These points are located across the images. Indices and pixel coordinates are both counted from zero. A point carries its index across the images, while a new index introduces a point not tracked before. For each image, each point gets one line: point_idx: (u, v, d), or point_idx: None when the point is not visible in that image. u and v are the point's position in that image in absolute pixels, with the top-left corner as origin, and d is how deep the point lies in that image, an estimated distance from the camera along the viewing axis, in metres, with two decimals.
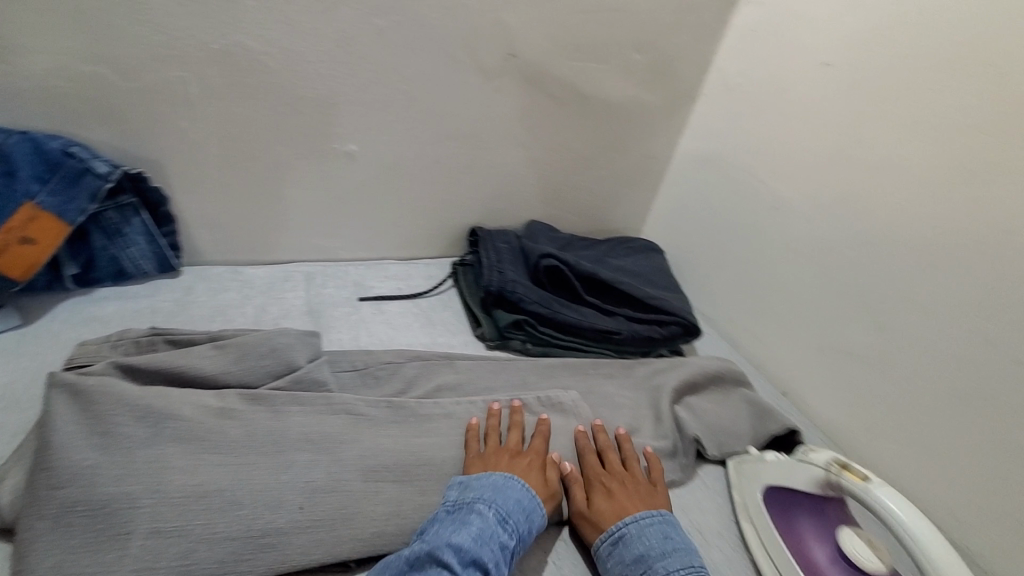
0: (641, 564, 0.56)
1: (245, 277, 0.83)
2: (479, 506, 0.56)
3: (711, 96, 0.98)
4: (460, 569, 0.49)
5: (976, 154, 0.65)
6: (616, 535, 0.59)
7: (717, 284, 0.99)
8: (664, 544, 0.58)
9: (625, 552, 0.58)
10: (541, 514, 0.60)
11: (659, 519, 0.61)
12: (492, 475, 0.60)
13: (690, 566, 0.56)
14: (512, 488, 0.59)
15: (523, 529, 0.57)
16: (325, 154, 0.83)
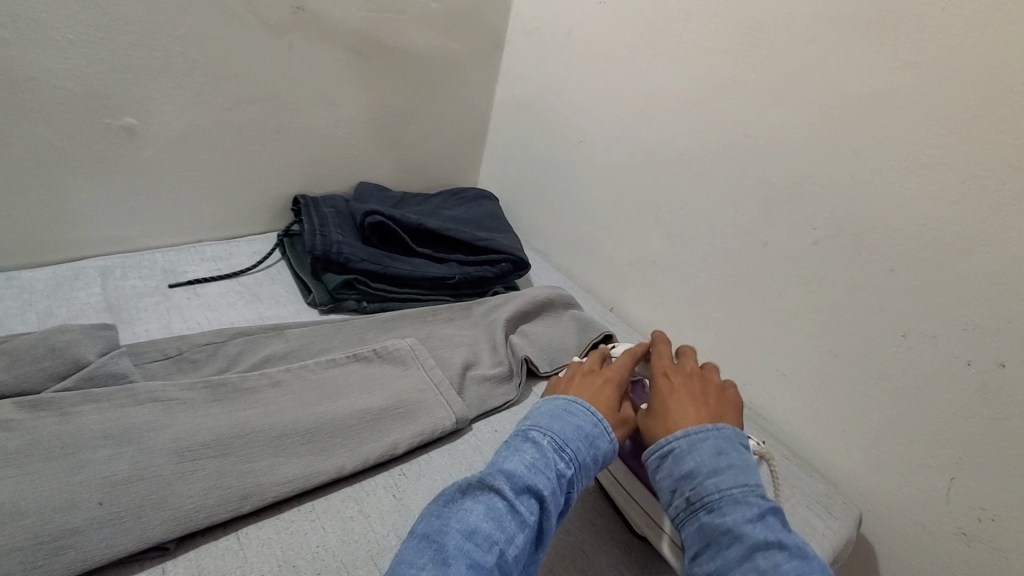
0: (689, 480, 0.48)
1: (20, 282, 0.73)
2: (534, 433, 0.49)
3: (516, 41, 1.02)
4: (513, 497, 0.44)
5: (719, 70, 0.74)
6: (663, 449, 0.51)
7: (548, 219, 1.04)
8: (716, 461, 0.48)
9: (671, 467, 0.49)
10: (608, 440, 0.52)
11: (715, 434, 0.50)
12: (551, 399, 0.54)
13: (746, 487, 0.46)
14: (576, 411, 0.52)
15: (585, 458, 0.49)
16: (97, 130, 0.73)
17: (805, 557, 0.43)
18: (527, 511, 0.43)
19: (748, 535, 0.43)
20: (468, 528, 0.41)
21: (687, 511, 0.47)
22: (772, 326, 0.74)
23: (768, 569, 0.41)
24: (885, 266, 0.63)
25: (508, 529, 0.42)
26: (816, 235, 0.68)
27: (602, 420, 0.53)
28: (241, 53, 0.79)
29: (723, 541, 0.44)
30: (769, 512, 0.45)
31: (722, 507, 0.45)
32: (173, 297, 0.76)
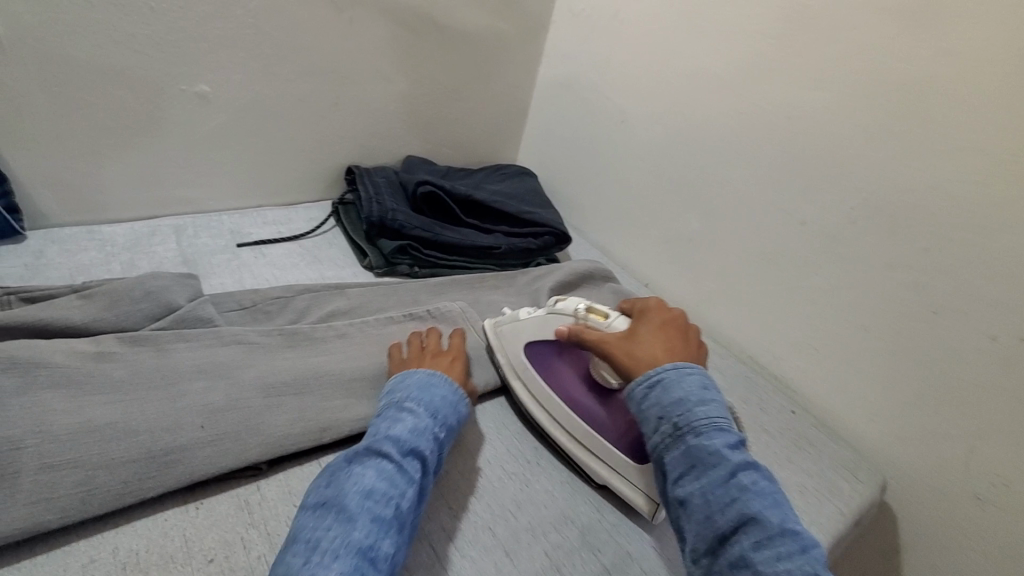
0: (678, 407, 0.50)
1: (104, 236, 0.79)
2: (410, 404, 0.54)
3: (561, 21, 1.05)
4: (399, 458, 0.48)
5: (764, 54, 0.77)
6: (653, 378, 0.53)
7: (586, 197, 1.08)
8: (701, 393, 0.51)
9: (660, 395, 0.51)
10: (465, 403, 0.59)
11: (700, 370, 0.53)
12: (412, 373, 0.58)
13: (729, 418, 0.50)
14: (439, 382, 0.58)
15: (451, 419, 0.56)
16: (174, 95, 0.78)
17: (772, 479, 0.47)
18: (413, 470, 0.48)
19: (731, 457, 0.46)
20: (364, 489, 0.45)
21: (671, 435, 0.49)
22: (805, 302, 0.78)
23: (750, 486, 0.45)
24: (919, 245, 0.67)
25: (400, 487, 0.46)
26: (853, 215, 0.71)
27: (456, 387, 0.59)
28: (306, 26, 0.83)
29: (706, 463, 0.46)
30: (744, 443, 0.49)
31: (709, 431, 0.48)
32: (241, 256, 0.82)
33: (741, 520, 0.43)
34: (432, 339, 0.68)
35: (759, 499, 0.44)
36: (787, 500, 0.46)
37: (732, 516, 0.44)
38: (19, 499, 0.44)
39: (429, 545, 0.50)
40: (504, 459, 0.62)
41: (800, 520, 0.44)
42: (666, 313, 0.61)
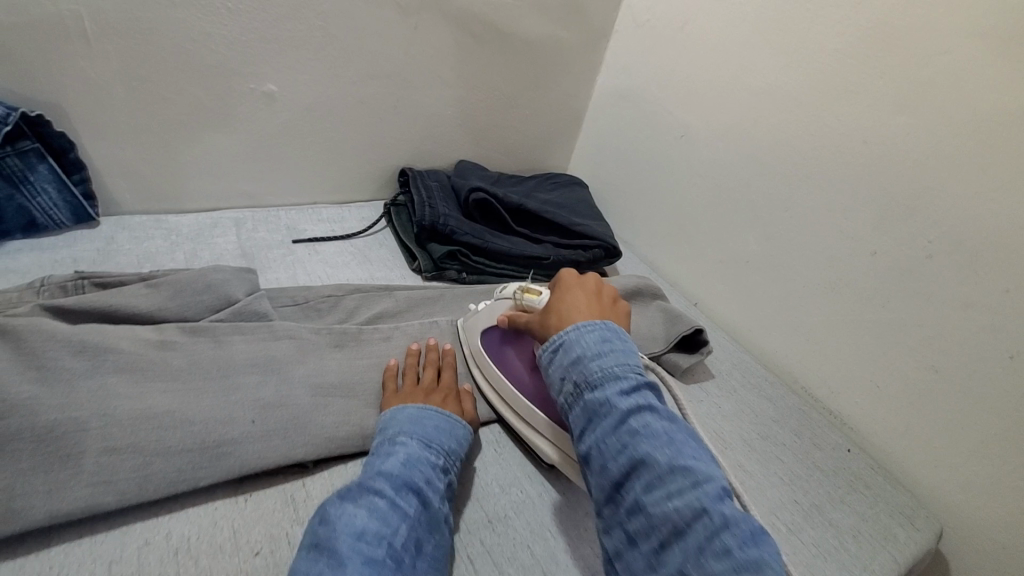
0: (577, 366, 0.52)
1: (169, 225, 0.82)
2: (402, 438, 0.53)
3: (624, 32, 1.03)
4: (392, 494, 0.46)
5: (841, 75, 0.73)
6: (556, 343, 0.55)
7: (638, 210, 1.06)
8: (599, 347, 0.52)
9: (563, 357, 0.53)
10: (463, 428, 0.58)
11: (601, 327, 0.54)
12: (402, 407, 0.57)
13: (627, 366, 0.51)
14: (436, 414, 0.57)
15: (449, 450, 0.55)
16: (243, 93, 0.81)
17: (671, 419, 0.48)
18: (408, 505, 0.46)
19: (621, 405, 0.48)
20: (356, 529, 0.43)
21: (574, 394, 0.51)
22: (868, 336, 0.74)
23: (639, 430, 0.46)
24: (1002, 287, 0.62)
25: (394, 524, 0.44)
26: (930, 248, 0.67)
27: (449, 415, 0.58)
28: (373, 30, 0.84)
29: (601, 415, 0.48)
30: (644, 386, 0.50)
31: (602, 384, 0.50)
32: (296, 252, 0.84)
33: (631, 466, 0.45)
34: (428, 368, 0.65)
35: (650, 440, 0.45)
36: (688, 437, 0.46)
37: (623, 463, 0.45)
38: (82, 479, 0.46)
39: (468, 561, 0.50)
40: (545, 477, 0.61)
41: (695, 454, 0.45)
42: (581, 276, 0.66)
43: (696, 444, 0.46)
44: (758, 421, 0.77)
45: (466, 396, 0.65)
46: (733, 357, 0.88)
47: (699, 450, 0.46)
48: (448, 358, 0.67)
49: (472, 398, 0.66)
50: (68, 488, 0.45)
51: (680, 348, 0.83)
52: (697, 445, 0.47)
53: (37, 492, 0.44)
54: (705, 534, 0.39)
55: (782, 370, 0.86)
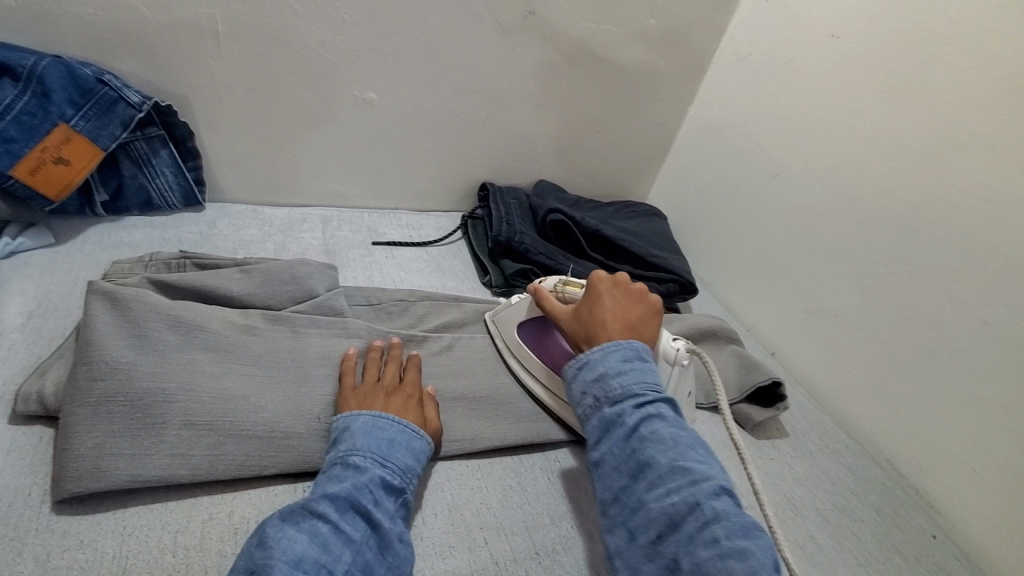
0: (599, 381, 0.52)
1: (265, 216, 0.88)
2: (356, 456, 0.49)
3: (723, 64, 1.00)
4: (337, 518, 0.44)
5: (967, 127, 0.67)
6: (580, 360, 0.55)
7: (720, 247, 1.02)
8: (620, 364, 0.52)
9: (586, 373, 0.53)
10: (422, 439, 0.54)
11: (623, 346, 0.54)
12: (355, 417, 0.53)
13: (647, 383, 0.51)
14: (398, 427, 0.53)
15: (405, 466, 0.51)
16: (345, 99, 0.85)
17: (681, 429, 0.48)
18: (353, 530, 0.44)
19: (634, 415, 0.48)
20: (294, 557, 0.40)
21: (592, 406, 0.52)
22: (972, 415, 0.67)
23: (648, 438, 0.47)
24: None
25: (337, 552, 0.42)
26: None
27: (408, 424, 0.54)
28: (472, 47, 0.86)
29: (615, 424, 0.49)
30: (660, 400, 0.50)
31: (622, 398, 0.50)
32: (374, 254, 0.87)
33: (639, 468, 0.46)
34: (391, 365, 0.61)
35: (657, 447, 0.46)
36: (694, 443, 0.47)
37: (631, 466, 0.47)
38: (161, 448, 0.49)
39: None
40: (597, 512, 0.58)
41: (701, 460, 0.46)
42: (613, 284, 0.62)
43: (703, 452, 0.47)
44: (831, 489, 0.71)
45: (429, 402, 0.59)
46: (808, 414, 0.82)
47: (703, 455, 0.47)
48: (414, 358, 0.62)
49: (434, 405, 0.60)
50: (149, 456, 0.48)
51: (751, 398, 0.78)
52: (706, 451, 0.47)
53: (122, 455, 0.47)
54: (696, 527, 0.41)
55: (864, 438, 0.79)
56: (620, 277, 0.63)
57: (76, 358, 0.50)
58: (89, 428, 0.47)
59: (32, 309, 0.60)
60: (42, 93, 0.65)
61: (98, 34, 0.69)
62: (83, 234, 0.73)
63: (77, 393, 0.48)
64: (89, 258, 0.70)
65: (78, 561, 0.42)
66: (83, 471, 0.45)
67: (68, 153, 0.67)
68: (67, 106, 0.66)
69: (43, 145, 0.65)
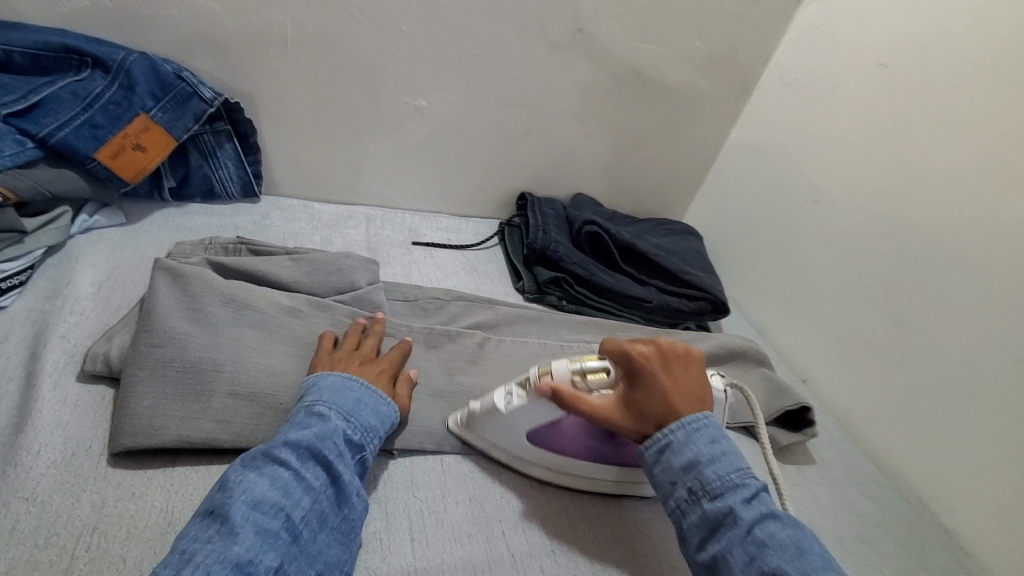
0: (692, 470, 0.48)
1: (314, 212, 0.92)
2: (320, 409, 0.51)
3: (767, 89, 1.01)
4: (298, 465, 0.46)
5: (1016, 162, 0.66)
6: (662, 443, 0.51)
7: (754, 270, 1.02)
8: (713, 449, 0.49)
9: (672, 458, 0.50)
10: (390, 404, 0.56)
11: (706, 424, 0.51)
12: (324, 376, 0.55)
13: (743, 471, 0.48)
14: (367, 391, 0.55)
15: (370, 423, 0.52)
16: (396, 105, 0.89)
17: (797, 528, 0.45)
18: (314, 478, 0.46)
19: (744, 513, 0.45)
20: (253, 499, 0.42)
21: (690, 500, 0.48)
22: (1008, 456, 0.65)
23: (766, 541, 0.43)
24: None
25: (296, 497, 0.44)
26: None
27: (376, 390, 0.56)
28: (521, 61, 0.89)
29: (725, 525, 0.45)
30: (762, 491, 0.47)
31: (724, 492, 0.46)
32: (413, 253, 0.91)
33: None
34: (372, 340, 0.62)
35: (778, 553, 0.42)
36: (812, 543, 0.44)
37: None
38: (208, 414, 0.52)
39: None
40: (616, 518, 0.58)
41: (829, 566, 0.42)
42: (654, 356, 0.55)
43: (824, 554, 0.43)
44: (856, 520, 0.69)
45: (404, 381, 0.60)
46: (837, 444, 0.81)
47: (827, 559, 0.43)
48: (404, 342, 0.64)
49: (411, 386, 0.61)
50: (196, 421, 0.51)
51: (779, 422, 0.77)
52: (825, 553, 0.44)
53: (171, 418, 0.51)
54: None
55: (894, 472, 0.77)
56: (662, 342, 0.56)
57: (140, 325, 0.55)
58: (145, 389, 0.51)
59: (102, 280, 0.66)
60: (128, 85, 0.71)
61: (179, 33, 0.75)
62: (151, 217, 0.79)
63: (137, 356, 0.53)
64: (155, 238, 0.75)
65: (127, 512, 0.45)
66: (137, 428, 0.49)
67: (145, 141, 0.73)
68: (149, 98, 0.72)
69: (124, 132, 0.71)
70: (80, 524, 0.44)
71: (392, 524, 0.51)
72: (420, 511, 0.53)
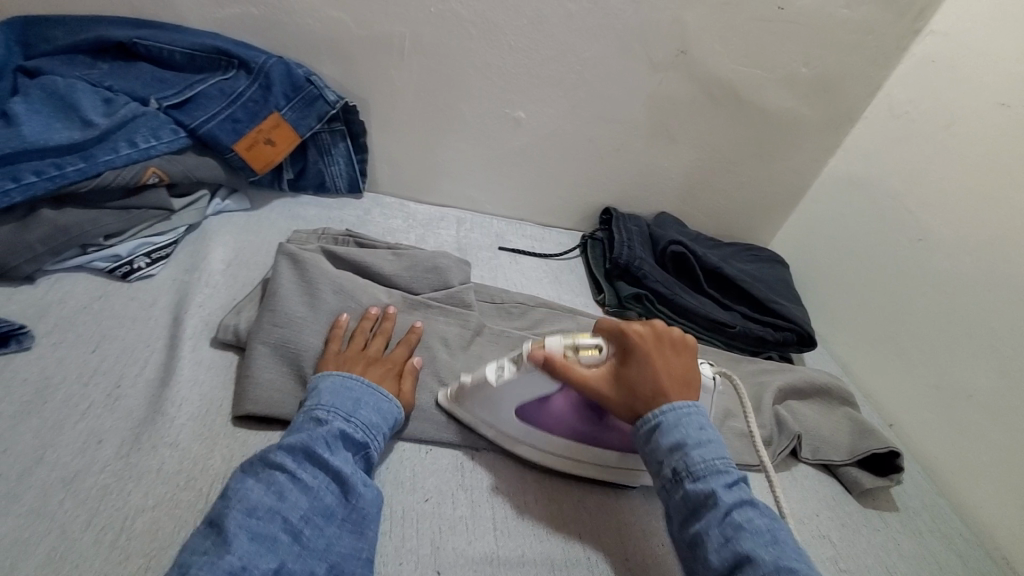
0: (678, 451, 0.50)
1: (410, 211, 0.99)
2: (318, 412, 0.52)
3: (873, 119, 0.97)
4: (293, 468, 0.47)
5: None
6: (651, 422, 0.53)
7: (843, 305, 0.99)
8: (700, 434, 0.51)
9: (661, 439, 0.52)
10: (391, 403, 0.56)
11: (697, 412, 0.53)
12: (323, 376, 0.55)
13: (726, 461, 0.50)
14: (371, 391, 0.55)
15: (370, 423, 0.53)
16: (498, 115, 0.93)
17: (772, 516, 0.47)
18: (310, 479, 0.47)
19: (724, 498, 0.47)
20: (248, 505, 0.43)
21: (673, 480, 0.50)
22: None
23: (743, 524, 0.45)
24: None
25: (293, 499, 0.45)
26: None
27: (377, 389, 0.56)
28: (621, 80, 0.91)
29: (706, 507, 0.47)
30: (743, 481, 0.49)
31: (707, 476, 0.48)
32: (499, 258, 0.95)
33: (736, 559, 0.44)
34: (379, 338, 0.62)
35: (754, 537, 0.45)
36: (788, 535, 0.46)
37: (726, 556, 0.44)
38: None
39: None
40: None
41: (800, 557, 0.45)
42: (648, 338, 0.57)
43: (797, 547, 0.46)
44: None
45: (409, 374, 0.61)
46: (922, 494, 0.77)
47: (800, 552, 0.45)
48: (410, 336, 0.64)
49: (416, 378, 0.61)
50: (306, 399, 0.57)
51: (862, 463, 0.74)
52: (799, 547, 0.46)
53: (286, 394, 0.56)
54: None
55: (982, 530, 0.73)
56: (659, 326, 0.58)
57: (264, 305, 0.61)
58: (266, 363, 0.57)
59: (232, 259, 0.73)
60: (266, 86, 0.78)
61: (311, 40, 0.83)
62: (272, 206, 0.88)
63: (261, 332, 0.59)
64: (274, 225, 0.83)
65: None
66: (259, 396, 0.55)
67: (275, 137, 0.81)
68: (282, 98, 0.80)
69: (259, 127, 0.79)
70: (213, 473, 0.50)
71: (477, 512, 0.56)
72: (503, 505, 0.57)
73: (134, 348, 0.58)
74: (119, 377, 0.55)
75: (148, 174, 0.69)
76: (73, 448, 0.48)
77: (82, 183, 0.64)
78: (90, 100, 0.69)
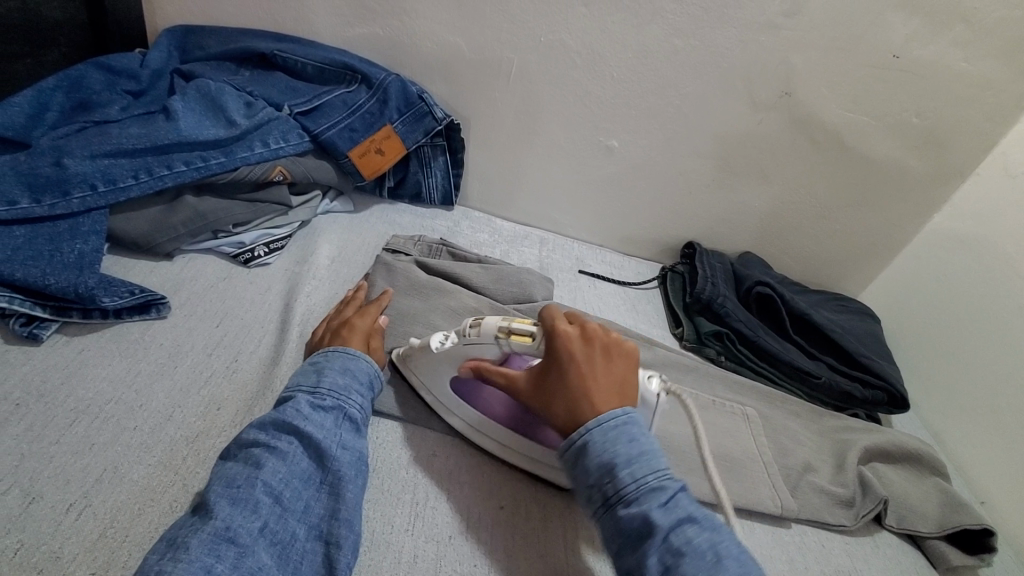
0: (608, 473, 0.47)
1: (496, 227, 1.03)
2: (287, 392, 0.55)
3: (987, 177, 0.92)
4: (266, 439, 0.49)
5: None
6: (577, 444, 0.49)
7: (938, 368, 0.93)
8: (630, 449, 0.47)
9: (586, 461, 0.48)
10: (363, 363, 0.59)
11: (625, 421, 0.49)
12: (297, 368, 0.59)
13: (659, 471, 0.47)
14: (336, 357, 0.58)
15: (342, 386, 0.55)
16: (592, 143, 0.95)
17: (714, 529, 0.44)
18: (284, 445, 0.49)
19: (661, 520, 0.44)
20: (225, 479, 0.46)
21: (603, 505, 0.47)
22: None
23: (682, 549, 0.42)
24: None
25: (271, 467, 0.47)
26: None
27: (332, 352, 0.59)
28: (719, 118, 0.91)
29: (642, 534, 0.44)
30: (679, 492, 0.46)
31: (637, 498, 0.45)
32: (579, 281, 0.97)
33: None
34: (352, 307, 0.67)
35: (695, 561, 0.42)
36: (732, 544, 0.44)
37: None
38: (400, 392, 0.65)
39: None
40: None
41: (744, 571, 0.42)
42: (575, 342, 0.54)
43: (742, 557, 0.43)
44: None
45: (377, 334, 0.65)
46: None
47: (745, 565, 0.42)
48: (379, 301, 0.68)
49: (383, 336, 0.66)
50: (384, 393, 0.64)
51: (951, 539, 0.69)
52: (745, 559, 0.43)
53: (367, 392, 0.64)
54: None
55: None
56: (590, 328, 0.55)
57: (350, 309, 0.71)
58: None
59: (336, 255, 0.80)
60: (383, 100, 0.84)
61: (426, 60, 0.89)
62: (375, 211, 0.94)
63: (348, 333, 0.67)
64: (376, 229, 0.89)
65: None
66: None
67: (385, 147, 0.87)
68: (396, 112, 0.85)
69: (372, 137, 0.85)
70: None
71: (548, 526, 0.57)
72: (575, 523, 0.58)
73: (252, 328, 0.65)
74: (236, 353, 0.62)
75: (275, 172, 0.77)
76: (197, 410, 0.55)
77: (223, 175, 0.73)
78: (235, 102, 0.77)
